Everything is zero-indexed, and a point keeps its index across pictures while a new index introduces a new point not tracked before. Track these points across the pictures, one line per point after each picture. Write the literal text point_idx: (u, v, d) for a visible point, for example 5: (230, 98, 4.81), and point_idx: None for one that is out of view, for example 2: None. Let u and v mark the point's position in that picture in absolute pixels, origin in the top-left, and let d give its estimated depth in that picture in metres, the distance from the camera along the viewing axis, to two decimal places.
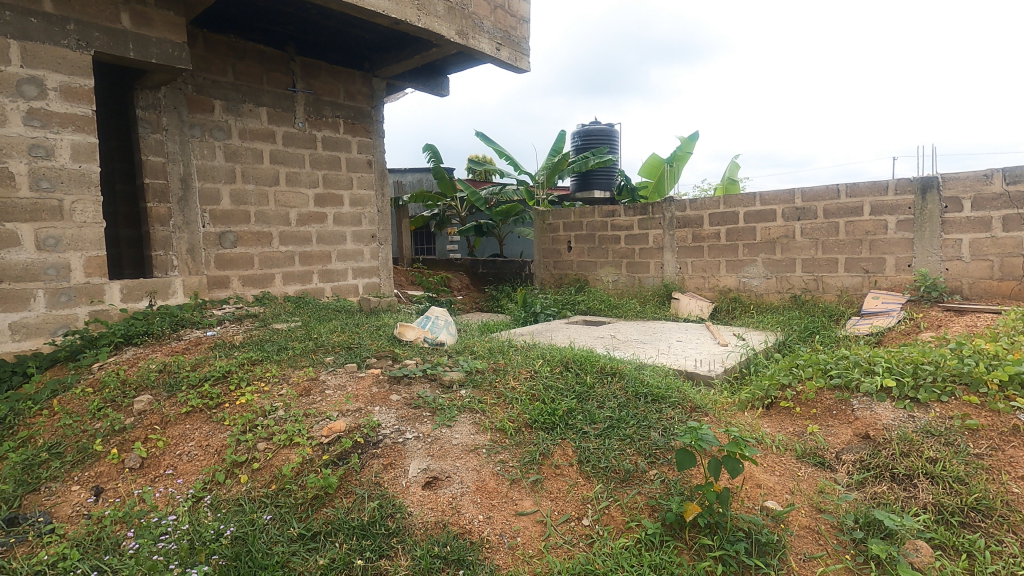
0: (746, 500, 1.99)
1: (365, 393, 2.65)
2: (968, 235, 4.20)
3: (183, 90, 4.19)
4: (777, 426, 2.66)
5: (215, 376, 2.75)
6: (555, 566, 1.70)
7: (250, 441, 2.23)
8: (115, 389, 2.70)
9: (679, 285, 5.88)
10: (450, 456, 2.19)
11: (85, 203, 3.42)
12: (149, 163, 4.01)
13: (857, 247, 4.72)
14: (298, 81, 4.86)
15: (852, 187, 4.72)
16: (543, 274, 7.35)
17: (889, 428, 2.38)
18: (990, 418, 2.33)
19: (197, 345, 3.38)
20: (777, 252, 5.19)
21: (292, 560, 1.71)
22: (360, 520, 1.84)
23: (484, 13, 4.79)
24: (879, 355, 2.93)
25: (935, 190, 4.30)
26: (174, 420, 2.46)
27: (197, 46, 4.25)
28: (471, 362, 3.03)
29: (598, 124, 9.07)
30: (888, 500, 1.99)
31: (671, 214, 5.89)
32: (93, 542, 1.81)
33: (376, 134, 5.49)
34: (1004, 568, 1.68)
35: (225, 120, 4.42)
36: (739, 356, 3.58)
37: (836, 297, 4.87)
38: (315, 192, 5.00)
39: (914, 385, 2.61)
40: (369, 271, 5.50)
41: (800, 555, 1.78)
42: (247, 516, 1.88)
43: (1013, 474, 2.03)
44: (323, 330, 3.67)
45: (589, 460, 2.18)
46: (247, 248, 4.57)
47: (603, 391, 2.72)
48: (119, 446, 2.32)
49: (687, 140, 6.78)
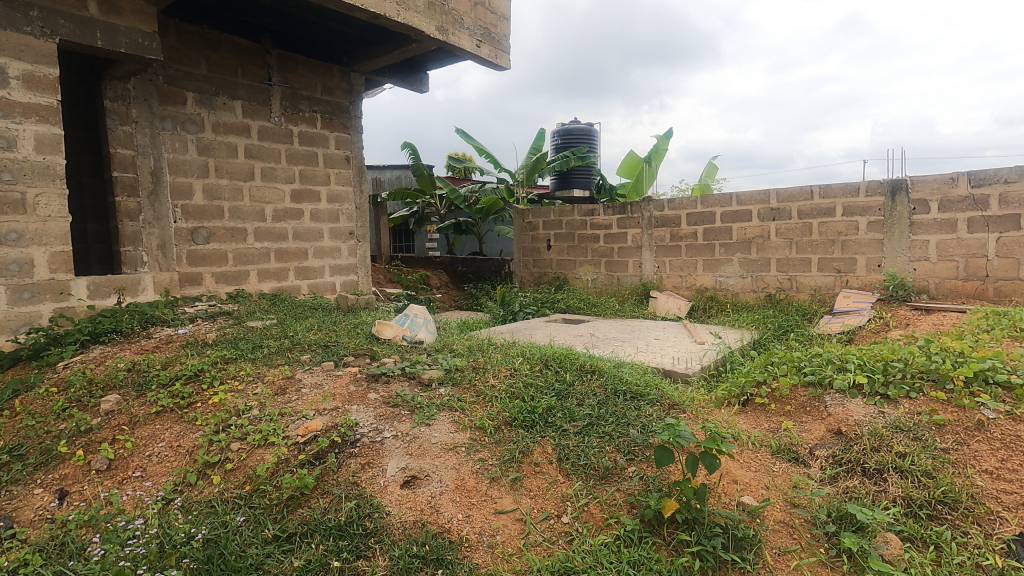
0: (723, 496, 2.02)
1: (343, 392, 2.61)
2: (935, 235, 4.32)
3: (154, 81, 4.07)
4: (752, 422, 2.71)
5: (186, 375, 2.68)
6: (535, 563, 1.70)
7: (223, 441, 2.18)
8: (82, 389, 2.61)
9: (657, 285, 5.94)
10: (430, 454, 2.17)
11: (49, 196, 3.30)
12: (117, 156, 3.89)
13: (829, 247, 4.82)
14: (274, 75, 4.78)
15: (825, 189, 4.82)
16: (523, 271, 7.38)
17: (861, 423, 2.43)
18: (956, 414, 2.38)
19: (168, 343, 3.30)
20: (752, 251, 5.26)
21: (266, 562, 1.67)
22: (337, 521, 1.81)
23: (464, 9, 4.76)
24: (851, 352, 2.99)
25: (904, 192, 4.42)
26: (144, 420, 2.39)
27: (169, 37, 4.14)
28: (450, 360, 3.02)
29: (578, 123, 9.12)
30: (860, 493, 2.04)
31: (649, 214, 5.94)
32: (57, 547, 1.75)
33: (354, 130, 5.43)
34: (969, 560, 1.73)
35: (198, 114, 4.31)
36: (715, 354, 3.63)
37: (810, 296, 4.97)
38: (292, 188, 4.92)
39: (884, 382, 2.67)
40: (347, 269, 5.43)
41: (775, 549, 1.81)
42: (220, 518, 1.83)
43: (977, 468, 2.09)
44: (299, 327, 3.61)
45: (569, 457, 2.18)
46: (220, 244, 4.47)
47: (583, 388, 2.73)
48: (85, 448, 2.24)
49: (663, 138, 6.86)
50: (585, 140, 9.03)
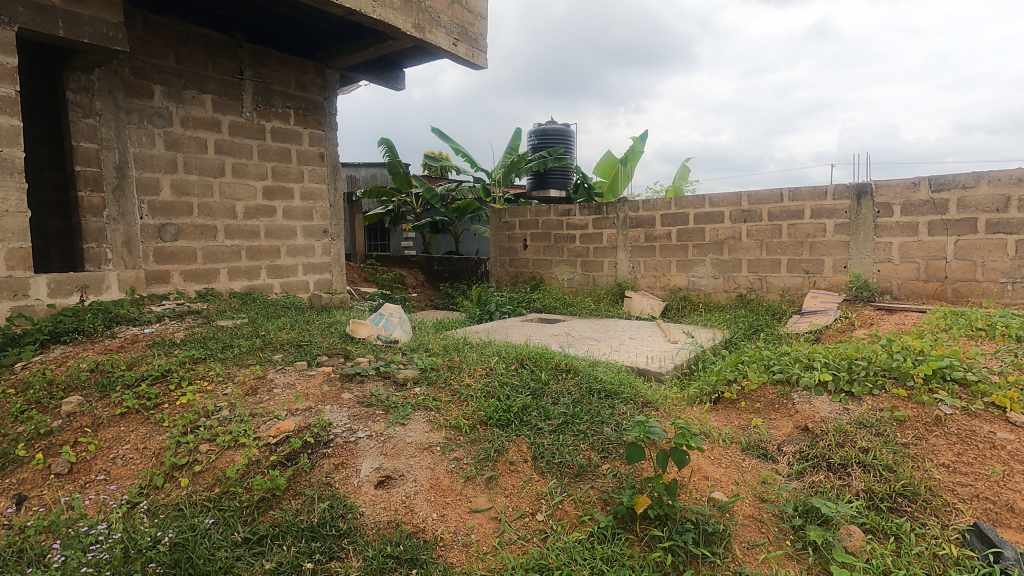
0: (694, 492, 2.06)
1: (316, 392, 2.58)
2: (898, 238, 4.47)
3: (119, 73, 3.95)
4: (723, 420, 2.77)
5: (152, 376, 2.61)
6: (510, 561, 1.70)
7: (191, 442, 2.14)
8: (41, 391, 2.52)
9: (631, 285, 6.01)
10: (404, 454, 2.16)
11: (7, 190, 3.17)
12: (80, 150, 3.76)
13: (798, 249, 4.95)
14: (246, 69, 4.68)
15: (794, 192, 4.94)
16: (499, 271, 7.38)
17: (826, 420, 2.50)
18: (916, 409, 2.47)
19: (134, 343, 3.21)
20: (724, 252, 5.36)
21: (236, 565, 1.64)
22: (309, 522, 1.79)
23: (441, 7, 4.74)
24: (817, 352, 3.07)
25: (869, 196, 4.56)
26: (107, 422, 2.32)
27: (135, 27, 4.02)
28: (425, 359, 3.00)
29: (554, 124, 9.18)
30: (825, 488, 2.10)
31: (624, 215, 6.01)
32: (14, 554, 1.68)
33: (329, 127, 5.35)
34: (927, 549, 1.80)
35: (166, 107, 4.20)
36: (688, 353, 3.69)
37: (779, 296, 5.09)
38: (264, 184, 4.83)
39: (848, 379, 2.76)
40: (321, 267, 5.35)
41: (744, 543, 1.85)
42: (188, 521, 1.79)
43: (935, 461, 2.17)
44: (271, 327, 3.55)
45: (544, 455, 2.20)
46: (189, 241, 4.37)
47: (557, 387, 2.74)
48: (45, 451, 2.16)
49: (638, 138, 6.94)
50: (562, 140, 9.07)
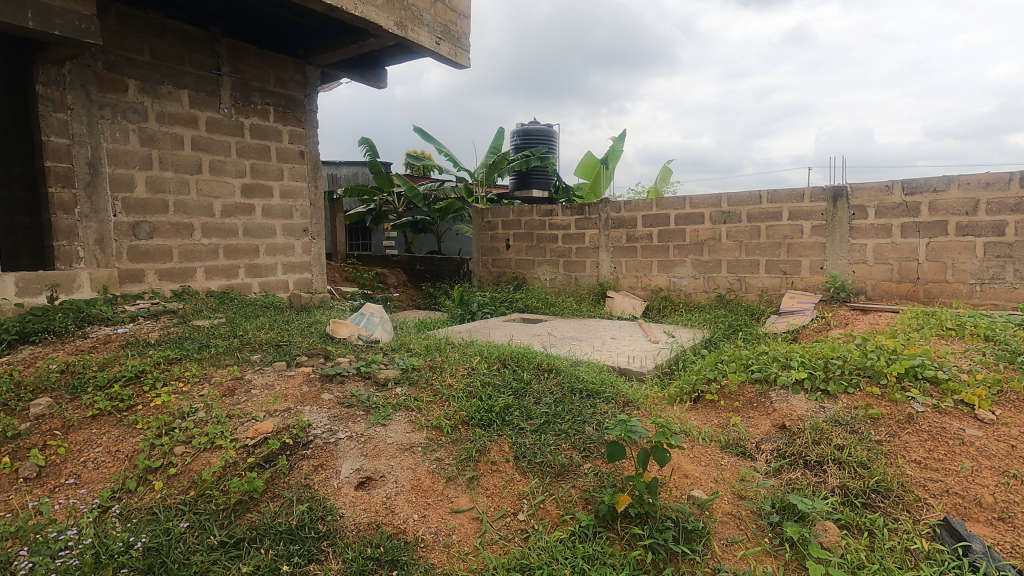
0: (674, 490, 2.08)
1: (295, 393, 2.55)
2: (872, 240, 4.58)
3: (92, 67, 3.85)
4: (703, 418, 2.80)
5: (126, 377, 2.55)
6: (490, 562, 1.70)
7: (166, 445, 2.09)
8: (8, 392, 2.44)
9: (613, 284, 6.05)
10: (385, 455, 2.15)
11: None
12: (51, 145, 3.66)
13: (776, 250, 5.03)
14: (224, 65, 4.60)
15: (773, 194, 5.01)
16: (482, 270, 7.36)
17: (803, 418, 2.55)
18: (889, 407, 2.53)
19: (107, 343, 3.13)
20: (704, 253, 5.43)
21: (212, 569, 1.61)
22: (288, 524, 1.77)
23: (424, 5, 4.71)
24: (794, 352, 3.13)
25: (844, 198, 4.66)
26: (78, 425, 2.26)
27: (109, 20, 3.92)
28: (407, 360, 2.98)
29: (537, 124, 9.20)
30: (802, 484, 2.13)
31: (606, 215, 6.04)
32: None
33: (309, 124, 5.28)
34: (900, 543, 1.84)
35: (141, 102, 4.11)
36: (668, 353, 3.73)
37: (757, 297, 5.17)
38: (242, 182, 4.75)
39: (824, 378, 2.82)
40: (301, 266, 5.28)
41: (723, 540, 1.87)
42: (162, 525, 1.75)
43: (907, 458, 2.22)
44: (249, 327, 3.49)
45: (526, 455, 2.20)
46: (165, 240, 4.28)
47: (540, 387, 2.75)
48: (12, 454, 2.09)
49: (620, 139, 6.99)
50: (544, 141, 9.10)
